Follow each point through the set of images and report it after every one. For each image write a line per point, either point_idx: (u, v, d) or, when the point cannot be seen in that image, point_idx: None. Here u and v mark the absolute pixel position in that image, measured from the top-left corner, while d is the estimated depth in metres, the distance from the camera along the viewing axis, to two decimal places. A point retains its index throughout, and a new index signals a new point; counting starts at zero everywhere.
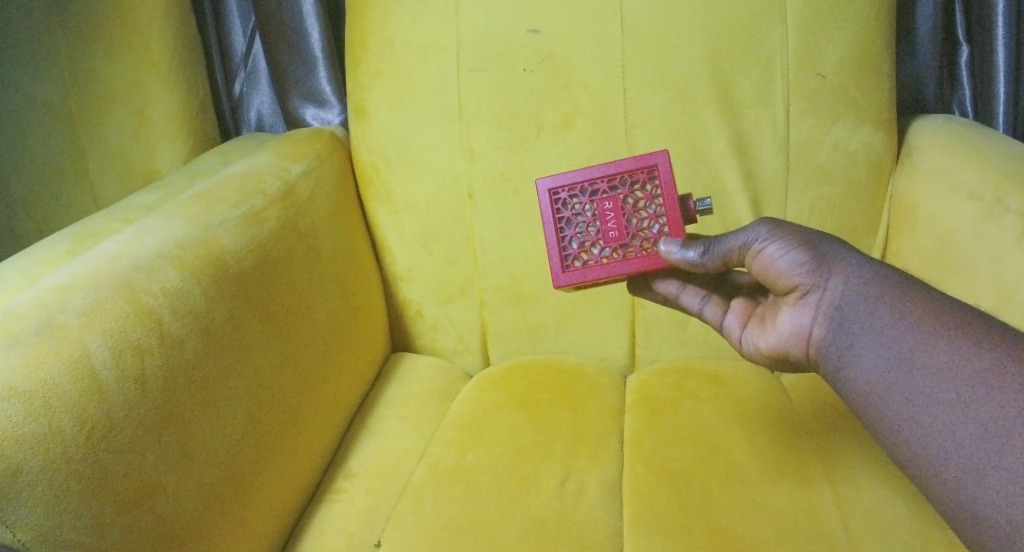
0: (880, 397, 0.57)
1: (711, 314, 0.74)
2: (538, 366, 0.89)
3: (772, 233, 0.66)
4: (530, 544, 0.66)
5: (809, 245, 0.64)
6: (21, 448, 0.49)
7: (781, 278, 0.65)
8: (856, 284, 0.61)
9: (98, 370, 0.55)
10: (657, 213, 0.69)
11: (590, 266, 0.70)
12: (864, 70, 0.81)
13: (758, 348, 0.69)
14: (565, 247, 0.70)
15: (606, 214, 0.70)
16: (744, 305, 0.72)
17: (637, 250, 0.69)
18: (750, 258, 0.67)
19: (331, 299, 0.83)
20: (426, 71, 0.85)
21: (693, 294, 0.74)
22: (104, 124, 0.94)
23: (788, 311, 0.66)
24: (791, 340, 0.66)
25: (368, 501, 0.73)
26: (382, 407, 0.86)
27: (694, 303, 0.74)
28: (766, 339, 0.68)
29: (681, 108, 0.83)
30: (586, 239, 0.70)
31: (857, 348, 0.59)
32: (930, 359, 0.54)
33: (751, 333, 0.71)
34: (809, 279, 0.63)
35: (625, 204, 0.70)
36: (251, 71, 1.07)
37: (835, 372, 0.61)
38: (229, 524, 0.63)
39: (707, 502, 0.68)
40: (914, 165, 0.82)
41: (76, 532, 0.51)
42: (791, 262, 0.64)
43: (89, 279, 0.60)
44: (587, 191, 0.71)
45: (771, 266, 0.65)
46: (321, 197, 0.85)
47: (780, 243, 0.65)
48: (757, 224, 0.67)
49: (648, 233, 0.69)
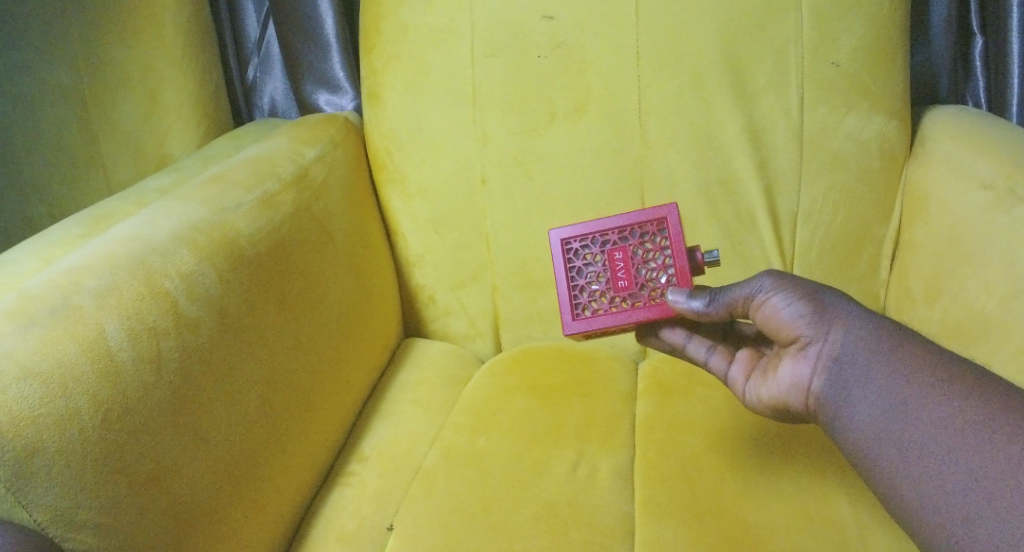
0: (874, 448, 0.55)
1: (716, 364, 0.71)
2: (549, 352, 0.89)
3: (776, 285, 0.65)
4: (540, 527, 0.67)
5: (811, 296, 0.63)
6: (37, 427, 0.50)
7: (782, 330, 0.63)
8: (855, 335, 0.60)
9: (115, 351, 0.56)
10: (666, 264, 0.70)
11: (600, 314, 0.70)
12: (879, 59, 0.80)
13: (758, 398, 0.67)
14: (575, 295, 0.71)
15: (616, 264, 0.71)
16: (749, 356, 0.70)
17: (645, 299, 0.69)
18: (753, 309, 0.66)
19: (345, 282, 0.83)
20: (439, 56, 0.85)
21: (699, 343, 0.73)
22: (116, 109, 0.94)
23: (787, 362, 0.64)
24: (791, 391, 0.63)
25: (380, 484, 0.74)
26: (394, 391, 0.87)
27: (701, 353, 0.72)
28: (767, 390, 0.66)
29: (695, 95, 0.83)
30: (596, 288, 0.71)
31: (855, 398, 0.58)
32: (925, 411, 0.53)
33: (753, 384, 0.68)
34: (810, 330, 0.62)
35: (635, 254, 0.70)
36: (264, 57, 1.07)
37: (831, 422, 0.59)
38: (240, 519, 0.63)
39: (718, 490, 0.68)
40: (926, 154, 0.82)
41: (91, 511, 0.51)
42: (794, 313, 0.63)
43: (105, 262, 0.61)
44: (598, 242, 0.71)
45: (774, 317, 0.64)
46: (335, 181, 0.85)
47: (784, 294, 0.64)
48: (762, 275, 0.66)
49: (656, 283, 0.70)
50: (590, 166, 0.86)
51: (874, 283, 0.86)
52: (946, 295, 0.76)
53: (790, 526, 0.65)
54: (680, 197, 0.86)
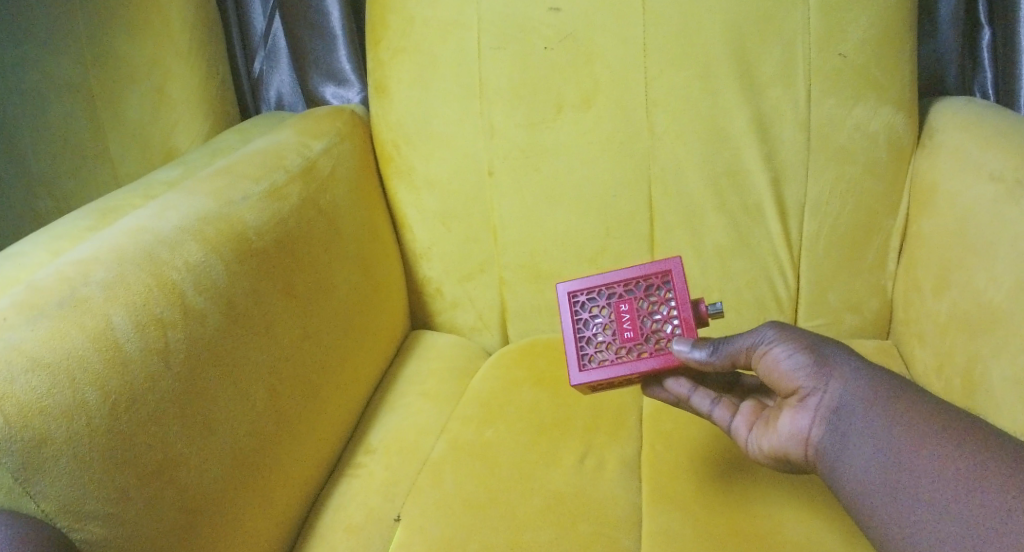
0: (873, 497, 0.54)
1: (719, 416, 0.68)
2: (557, 345, 0.90)
3: (778, 336, 0.64)
4: (549, 519, 0.67)
5: (811, 348, 0.62)
6: (45, 416, 0.49)
7: (783, 381, 0.62)
8: (855, 386, 0.59)
9: (123, 342, 0.56)
10: (670, 314, 0.68)
11: (606, 364, 0.68)
12: (887, 50, 0.80)
13: (759, 449, 0.65)
14: (581, 346, 0.69)
15: (621, 316, 0.69)
16: (752, 407, 0.68)
17: (651, 349, 0.67)
18: (755, 360, 0.65)
19: (352, 275, 0.83)
20: (446, 49, 0.85)
21: (703, 395, 0.69)
22: (122, 103, 0.94)
23: (787, 413, 0.62)
24: (790, 442, 0.62)
25: (388, 475, 0.74)
26: (402, 383, 0.87)
27: (705, 404, 0.69)
28: (768, 440, 0.64)
29: (702, 87, 0.82)
30: (602, 339, 0.69)
31: (852, 448, 0.57)
32: (920, 460, 0.53)
33: (755, 434, 0.65)
34: (809, 382, 0.61)
35: (640, 306, 0.69)
36: (271, 50, 1.06)
37: (830, 473, 0.58)
38: (249, 514, 0.64)
39: (726, 482, 0.69)
40: (935, 146, 0.81)
41: (98, 503, 0.51)
42: (794, 364, 0.62)
43: (111, 254, 0.60)
44: (604, 294, 0.70)
45: (774, 368, 0.63)
46: (342, 173, 0.85)
47: (785, 345, 0.63)
48: (764, 325, 0.66)
49: (662, 334, 0.68)
50: (598, 158, 0.86)
51: (881, 274, 0.86)
52: (953, 288, 0.76)
53: (798, 514, 0.65)
54: (687, 188, 0.86)
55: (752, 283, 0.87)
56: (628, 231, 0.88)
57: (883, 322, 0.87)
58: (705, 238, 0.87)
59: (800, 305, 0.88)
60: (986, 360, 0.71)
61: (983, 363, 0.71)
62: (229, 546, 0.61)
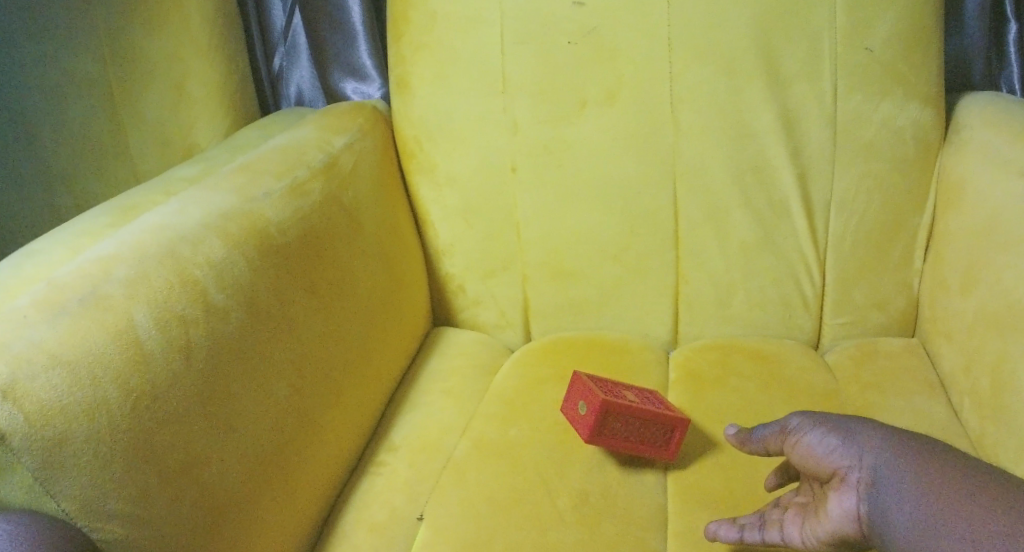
0: (906, 548, 0.48)
1: (772, 537, 0.58)
2: (580, 343, 0.89)
3: (808, 421, 0.61)
4: (575, 518, 0.66)
5: (837, 425, 0.58)
6: (68, 415, 0.49)
7: (820, 465, 0.57)
8: (890, 455, 0.53)
9: (144, 340, 0.55)
10: (652, 393, 0.75)
11: (615, 424, 0.70)
12: (916, 45, 0.79)
13: (819, 547, 0.55)
14: (598, 391, 0.72)
15: (616, 404, 0.73)
16: (799, 506, 0.59)
17: (650, 409, 0.71)
18: (790, 451, 0.61)
19: (374, 272, 0.83)
20: (467, 44, 0.84)
21: (752, 523, 0.60)
22: (141, 101, 0.94)
23: (832, 499, 0.55)
24: (840, 527, 0.54)
25: (411, 474, 0.74)
26: (424, 381, 0.87)
27: (755, 531, 0.59)
28: (820, 531, 0.55)
29: (728, 82, 0.81)
30: (602, 417, 0.72)
31: (885, 506, 0.51)
32: (948, 502, 0.48)
33: (805, 532, 0.56)
34: (845, 459, 0.56)
35: (628, 393, 0.74)
36: (291, 46, 1.06)
37: (876, 544, 0.51)
38: (270, 512, 0.63)
39: (753, 484, 0.69)
40: (963, 143, 0.80)
41: (120, 502, 0.51)
42: (827, 447, 0.57)
43: (133, 251, 0.60)
44: (596, 400, 0.74)
45: (809, 455, 0.59)
46: (364, 170, 0.85)
47: (815, 430, 0.59)
48: (792, 416, 0.63)
49: (652, 401, 0.73)
50: (622, 154, 0.85)
51: (908, 272, 0.85)
52: (982, 285, 0.74)
53: None
54: (712, 185, 0.84)
55: (778, 280, 0.86)
56: (651, 228, 0.87)
57: (911, 321, 0.86)
58: (729, 235, 0.86)
59: (825, 302, 0.87)
60: (1017, 363, 0.68)
61: (1012, 362, 0.69)
62: (250, 544, 0.60)
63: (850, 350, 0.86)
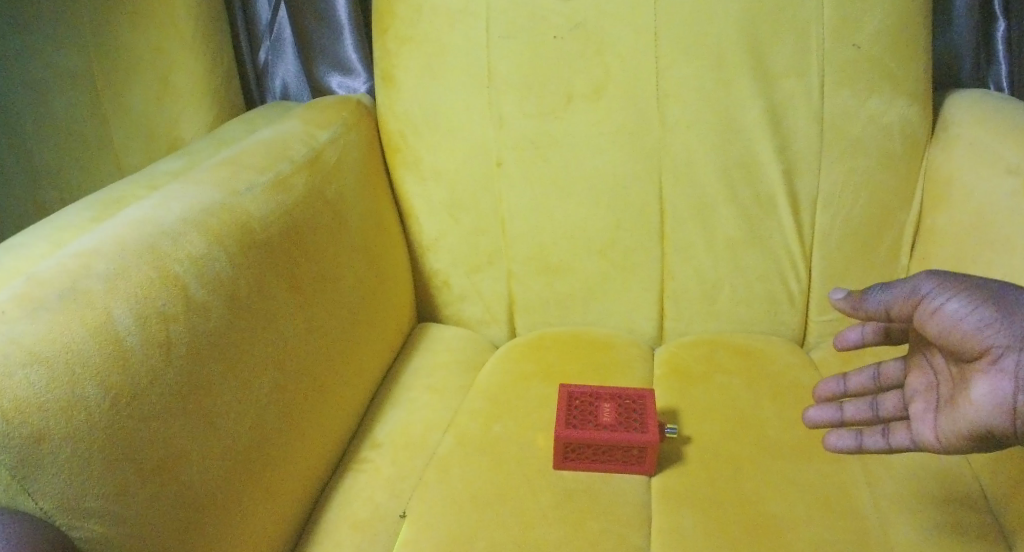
0: None
1: (896, 439, 0.63)
2: (565, 338, 0.89)
3: (946, 286, 0.57)
4: (558, 515, 0.66)
5: (991, 296, 0.55)
6: (44, 412, 0.48)
7: (967, 342, 0.55)
8: None
9: (123, 336, 0.55)
10: (643, 406, 0.73)
11: (588, 428, 0.69)
12: (903, 41, 0.79)
13: (944, 438, 0.59)
14: (571, 417, 0.71)
15: (603, 411, 0.72)
16: (923, 395, 0.63)
17: (628, 425, 0.70)
18: (921, 316, 0.58)
19: (357, 267, 0.82)
20: (454, 38, 0.84)
21: (871, 433, 0.65)
22: (125, 94, 0.93)
23: (979, 383, 0.55)
24: (985, 416, 0.54)
25: (394, 470, 0.73)
26: (409, 376, 0.86)
27: (874, 440, 0.65)
28: (956, 422, 0.57)
29: (715, 77, 0.81)
30: (583, 419, 0.71)
31: None
32: None
33: (939, 421, 0.59)
34: (1004, 341, 0.53)
35: (619, 404, 0.73)
36: (276, 39, 1.05)
37: None
38: (250, 509, 0.63)
39: (738, 480, 0.68)
40: (950, 139, 0.80)
41: (98, 500, 0.50)
42: (980, 320, 0.54)
43: (113, 245, 0.59)
44: (591, 401, 0.74)
45: (952, 329, 0.56)
46: (349, 164, 0.84)
47: (958, 298, 0.56)
48: (922, 275, 0.59)
49: (637, 416, 0.71)
50: (608, 149, 0.84)
51: (894, 269, 0.85)
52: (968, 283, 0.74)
53: (814, 513, 0.65)
54: (698, 180, 0.84)
55: (764, 277, 0.86)
56: (637, 224, 0.87)
57: None
58: (716, 231, 0.86)
59: (811, 299, 0.87)
60: None
61: None
62: (230, 541, 0.60)
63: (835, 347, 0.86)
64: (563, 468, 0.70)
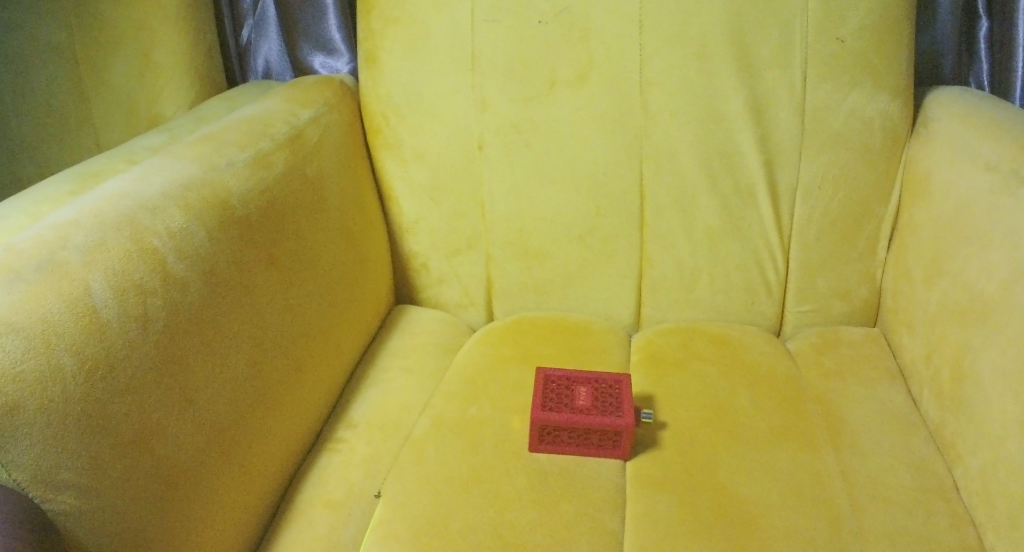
0: None
1: None
2: (542, 323, 0.90)
3: None
4: (532, 497, 0.66)
5: None
6: (19, 383, 0.48)
7: None
8: None
9: (100, 308, 0.54)
10: (619, 390, 0.73)
11: (564, 411, 0.69)
12: (885, 36, 0.79)
13: None
14: (547, 399, 0.71)
15: (580, 394, 0.73)
16: None
17: (605, 409, 0.70)
18: None
19: (337, 247, 0.82)
20: (439, 20, 0.83)
21: None
22: (105, 70, 0.92)
23: None
24: None
25: (369, 451, 0.73)
26: (386, 358, 0.86)
27: None
28: None
29: (698, 67, 0.81)
30: (559, 402, 0.71)
31: None
32: None
33: None
34: None
35: (596, 388, 0.73)
36: (260, 18, 1.04)
37: None
38: (226, 484, 0.62)
39: (711, 465, 0.69)
40: (930, 135, 0.81)
41: (73, 471, 0.50)
42: None
43: (91, 218, 0.59)
44: (567, 384, 0.74)
45: None
46: (330, 144, 0.84)
47: None
48: None
49: (614, 399, 0.72)
50: (590, 136, 0.85)
51: (870, 262, 0.86)
52: (943, 275, 0.75)
53: (786, 498, 0.66)
54: (679, 168, 0.84)
55: (742, 267, 0.87)
56: (618, 211, 0.87)
57: (870, 310, 0.88)
58: (696, 220, 0.86)
59: (788, 289, 0.88)
60: (977, 351, 0.68)
61: (973, 353, 0.69)
62: (206, 516, 0.60)
63: (811, 337, 0.87)
64: (539, 450, 0.71)
